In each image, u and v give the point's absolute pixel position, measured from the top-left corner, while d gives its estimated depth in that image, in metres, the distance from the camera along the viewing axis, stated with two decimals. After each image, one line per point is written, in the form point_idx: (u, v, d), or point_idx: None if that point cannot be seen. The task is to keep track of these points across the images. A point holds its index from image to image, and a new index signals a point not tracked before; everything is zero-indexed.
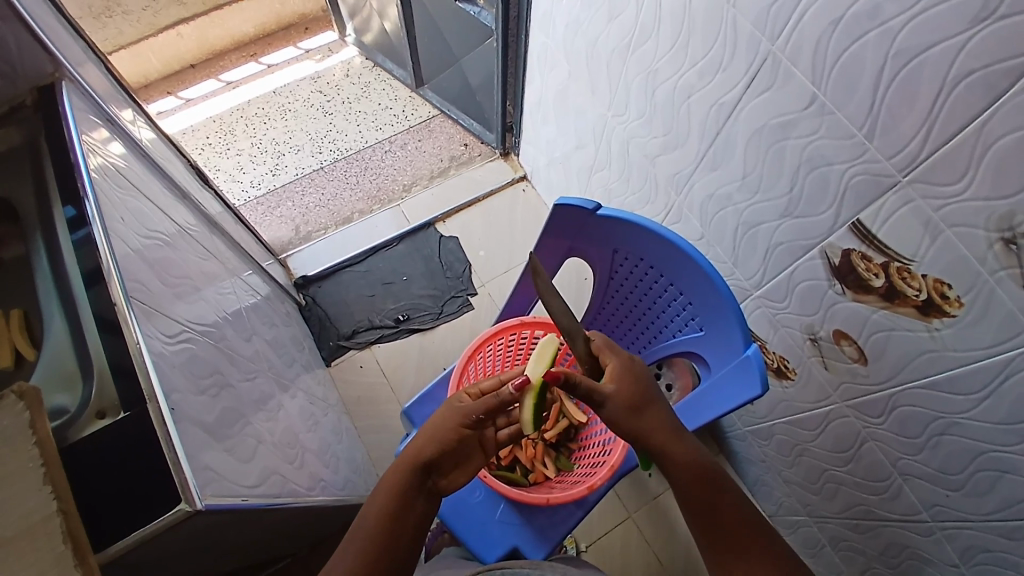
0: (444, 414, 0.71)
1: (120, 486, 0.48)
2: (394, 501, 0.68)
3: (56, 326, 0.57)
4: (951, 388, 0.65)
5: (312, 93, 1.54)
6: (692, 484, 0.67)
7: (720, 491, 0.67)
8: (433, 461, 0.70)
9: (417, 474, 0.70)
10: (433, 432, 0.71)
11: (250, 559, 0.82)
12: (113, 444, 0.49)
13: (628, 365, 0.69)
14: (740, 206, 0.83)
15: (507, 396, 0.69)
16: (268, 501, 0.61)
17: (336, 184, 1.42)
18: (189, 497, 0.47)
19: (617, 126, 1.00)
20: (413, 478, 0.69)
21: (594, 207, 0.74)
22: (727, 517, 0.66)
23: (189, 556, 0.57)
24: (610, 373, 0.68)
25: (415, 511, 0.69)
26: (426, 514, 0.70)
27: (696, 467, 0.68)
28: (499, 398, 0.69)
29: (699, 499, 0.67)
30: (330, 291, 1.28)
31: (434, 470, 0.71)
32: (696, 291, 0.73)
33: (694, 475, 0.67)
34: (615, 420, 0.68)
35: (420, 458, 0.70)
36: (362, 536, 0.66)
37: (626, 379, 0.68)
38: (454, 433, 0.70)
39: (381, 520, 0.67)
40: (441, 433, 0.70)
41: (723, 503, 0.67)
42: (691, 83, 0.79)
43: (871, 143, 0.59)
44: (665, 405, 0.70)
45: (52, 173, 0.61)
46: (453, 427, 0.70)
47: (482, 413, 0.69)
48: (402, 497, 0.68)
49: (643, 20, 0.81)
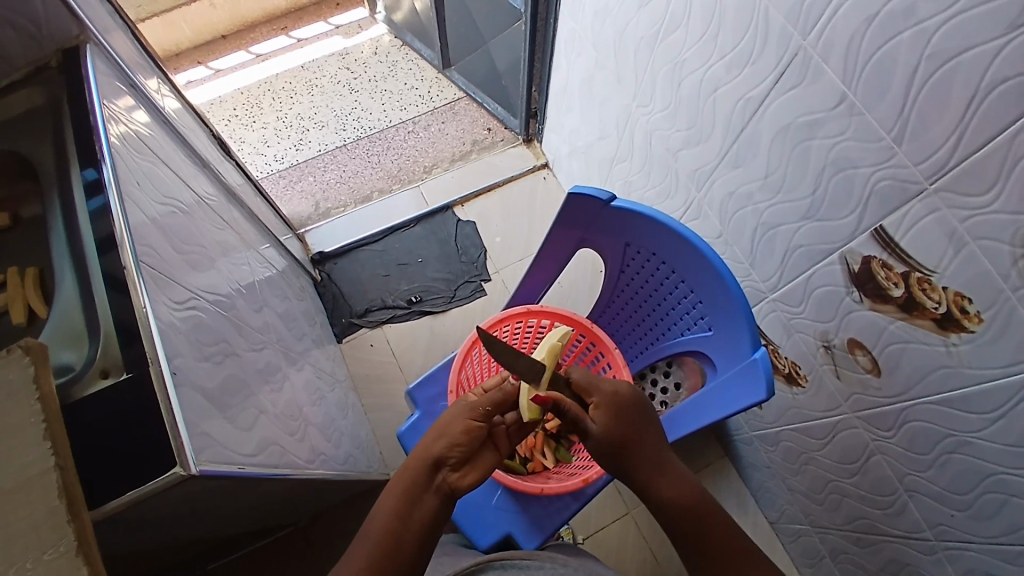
0: (450, 411, 0.73)
1: (116, 446, 0.48)
2: (405, 497, 0.70)
3: (67, 286, 0.58)
4: (964, 406, 0.63)
5: (339, 69, 1.54)
6: (679, 517, 0.68)
7: (707, 523, 0.68)
8: (443, 456, 0.71)
9: (426, 470, 0.71)
10: (442, 428, 0.72)
11: (248, 525, 0.84)
12: (112, 403, 0.50)
13: (612, 399, 0.70)
14: (760, 206, 0.81)
15: (511, 389, 0.72)
16: (264, 470, 0.61)
17: (358, 162, 1.41)
18: (183, 462, 0.48)
19: (641, 117, 0.98)
20: (423, 475, 0.71)
21: (608, 199, 0.72)
22: (714, 550, 0.66)
23: (186, 516, 0.59)
24: (594, 412, 0.69)
25: (423, 508, 0.69)
26: (435, 514, 0.70)
27: (681, 498, 0.68)
28: (504, 391, 0.72)
29: (687, 531, 0.68)
30: (345, 268, 1.29)
31: (444, 467, 0.71)
32: (708, 290, 0.70)
33: (680, 509, 0.68)
34: (598, 453, 0.70)
35: (430, 452, 0.71)
36: (375, 531, 0.68)
37: (609, 418, 0.69)
38: (462, 427, 0.71)
39: (390, 519, 0.69)
40: (449, 429, 0.72)
41: (714, 535, 0.67)
42: (718, 76, 0.77)
43: (899, 147, 0.57)
44: (654, 436, 0.71)
45: (72, 136, 0.62)
46: (462, 421, 0.72)
47: (491, 405, 0.71)
48: (411, 495, 0.70)
49: (674, 9, 0.79)
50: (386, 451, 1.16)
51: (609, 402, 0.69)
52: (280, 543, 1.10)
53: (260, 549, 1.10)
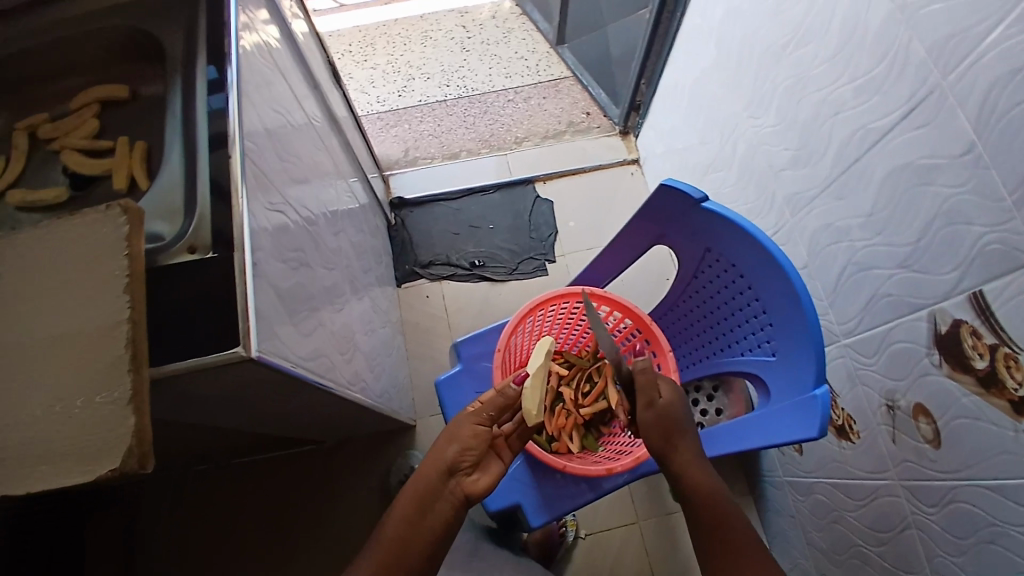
0: (458, 418, 0.75)
1: (187, 315, 0.51)
2: (417, 504, 0.70)
3: (174, 161, 0.60)
4: (1018, 499, 0.59)
5: (456, 26, 1.56)
6: (708, 503, 0.66)
7: (732, 514, 0.65)
8: (456, 461, 0.72)
9: (439, 476, 0.72)
10: (451, 434, 0.74)
11: (280, 432, 0.87)
12: (190, 276, 0.52)
13: (674, 385, 0.72)
14: (856, 244, 0.77)
15: (511, 394, 0.75)
16: (311, 378, 0.64)
17: (454, 119, 1.43)
18: (247, 343, 0.50)
19: (749, 128, 0.94)
20: (436, 482, 0.71)
21: (700, 198, 0.69)
22: (733, 536, 0.63)
23: (232, 403, 0.62)
24: (660, 388, 0.71)
25: (436, 514, 0.70)
26: (449, 519, 0.70)
27: (714, 488, 0.67)
28: (505, 396, 0.74)
29: (715, 512, 0.65)
30: (419, 218, 1.31)
31: (457, 472, 0.72)
32: (782, 314, 0.67)
33: (711, 497, 0.66)
34: (653, 421, 0.68)
35: (442, 458, 0.72)
36: (388, 533, 0.68)
37: (672, 396, 0.71)
38: (470, 432, 0.73)
39: (400, 524, 0.69)
40: (457, 436, 0.73)
41: (737, 527, 0.64)
42: (843, 99, 0.73)
43: (1020, 211, 0.53)
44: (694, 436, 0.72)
45: (206, 27, 0.64)
46: (469, 427, 0.74)
47: (495, 411, 0.74)
48: (423, 500, 0.70)
49: (812, 22, 0.75)
50: (418, 400, 1.18)
51: (671, 387, 0.72)
52: (301, 460, 1.15)
53: (284, 459, 1.16)
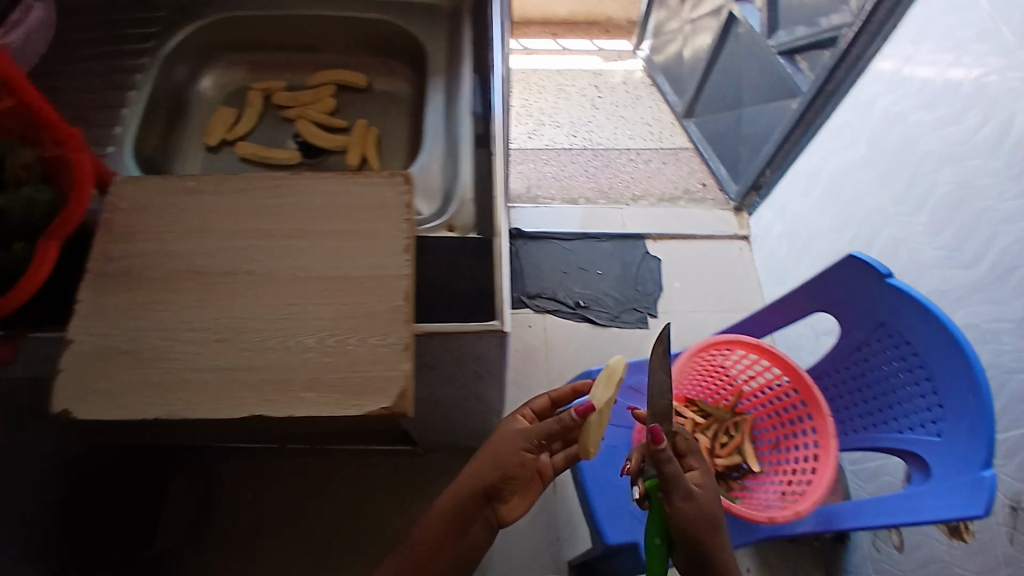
0: (504, 434, 0.62)
1: (448, 286, 0.55)
2: (445, 520, 0.60)
3: (433, 146, 0.65)
4: None
5: (588, 85, 1.66)
6: None
7: None
8: (496, 487, 0.60)
9: (475, 498, 0.60)
10: (493, 453, 0.61)
11: (410, 424, 0.89)
12: (453, 251, 0.56)
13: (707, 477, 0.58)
14: (1005, 348, 0.79)
15: (568, 421, 0.59)
16: (501, 370, 0.66)
17: (576, 168, 1.51)
18: (504, 317, 0.54)
19: (893, 223, 0.99)
20: (474, 503, 0.60)
21: (886, 273, 0.74)
22: None
23: (430, 377, 0.65)
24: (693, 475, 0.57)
25: (470, 537, 0.60)
26: (479, 544, 0.60)
27: None
28: (561, 423, 0.59)
29: None
30: (532, 251, 1.36)
31: (496, 498, 0.61)
32: (955, 395, 0.68)
33: None
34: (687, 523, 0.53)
35: (479, 479, 0.60)
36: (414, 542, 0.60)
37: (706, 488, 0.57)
38: (516, 459, 0.60)
39: (426, 538, 0.60)
40: (500, 458, 0.60)
41: None
42: (1013, 212, 0.78)
43: None
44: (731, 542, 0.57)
45: (470, 39, 0.71)
46: (517, 452, 0.61)
47: (546, 436, 0.61)
48: (455, 518, 0.60)
49: (988, 138, 0.81)
50: None
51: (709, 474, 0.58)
52: (386, 461, 1.16)
53: (359, 457, 1.16)
